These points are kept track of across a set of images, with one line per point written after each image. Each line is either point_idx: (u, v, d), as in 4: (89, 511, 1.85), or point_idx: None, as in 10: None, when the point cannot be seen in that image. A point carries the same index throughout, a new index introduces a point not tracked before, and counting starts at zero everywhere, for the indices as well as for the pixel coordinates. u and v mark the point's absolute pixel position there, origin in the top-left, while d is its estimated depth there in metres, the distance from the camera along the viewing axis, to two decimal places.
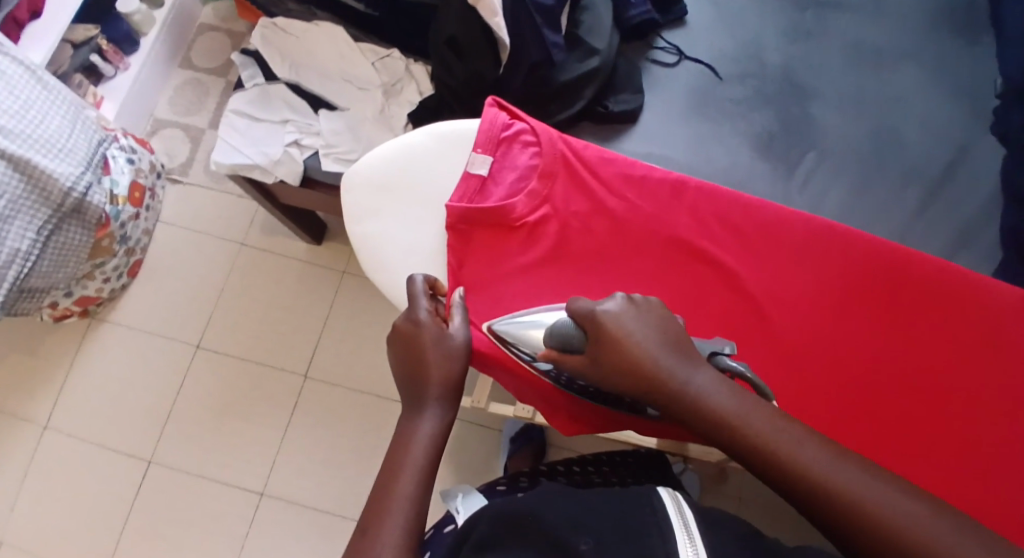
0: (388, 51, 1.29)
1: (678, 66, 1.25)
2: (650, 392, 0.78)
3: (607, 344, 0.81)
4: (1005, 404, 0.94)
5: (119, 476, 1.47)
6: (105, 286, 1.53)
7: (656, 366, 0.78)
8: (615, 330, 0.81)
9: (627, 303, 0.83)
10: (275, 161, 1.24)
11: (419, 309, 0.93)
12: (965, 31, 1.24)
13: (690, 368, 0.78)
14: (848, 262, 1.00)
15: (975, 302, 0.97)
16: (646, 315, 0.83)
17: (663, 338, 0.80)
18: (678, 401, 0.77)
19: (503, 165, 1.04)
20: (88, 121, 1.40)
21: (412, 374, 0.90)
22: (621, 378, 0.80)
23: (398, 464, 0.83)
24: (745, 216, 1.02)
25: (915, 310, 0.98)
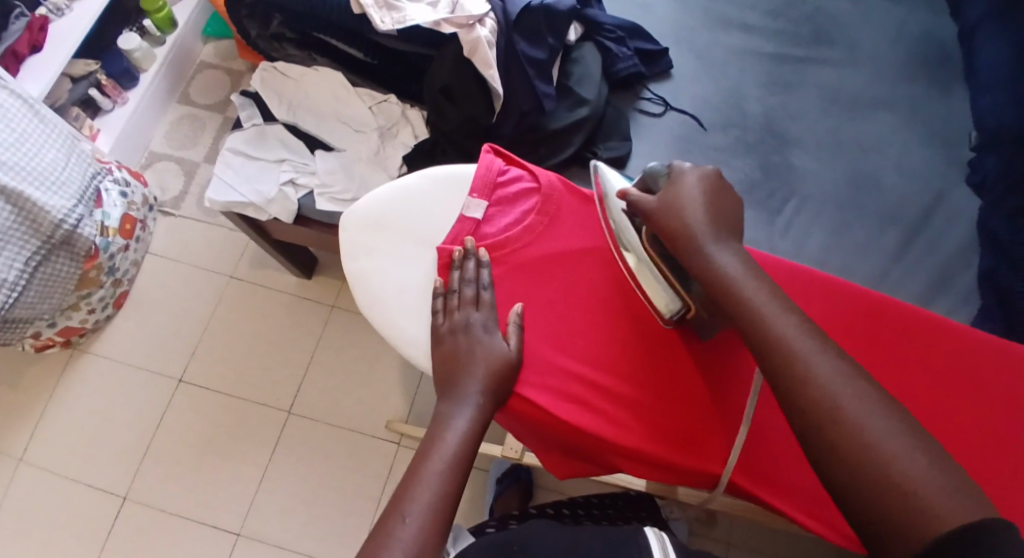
0: (385, 96, 1.33)
1: (663, 116, 1.30)
2: (676, 235, 0.91)
3: (673, 189, 0.93)
4: (994, 439, 0.97)
5: (95, 511, 1.45)
6: (90, 317, 1.53)
7: (695, 221, 0.90)
8: (685, 185, 0.93)
9: (714, 175, 0.94)
10: (268, 199, 1.27)
11: (469, 312, 0.99)
12: (938, 86, 1.31)
13: (719, 242, 0.89)
14: (832, 307, 1.03)
15: (954, 342, 1.01)
16: (719, 192, 0.93)
17: (718, 211, 0.91)
18: (692, 254, 0.90)
19: (498, 209, 1.07)
20: (83, 154, 1.42)
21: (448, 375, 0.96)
22: (659, 217, 0.93)
23: (428, 456, 0.89)
24: None
25: (900, 350, 1.01)
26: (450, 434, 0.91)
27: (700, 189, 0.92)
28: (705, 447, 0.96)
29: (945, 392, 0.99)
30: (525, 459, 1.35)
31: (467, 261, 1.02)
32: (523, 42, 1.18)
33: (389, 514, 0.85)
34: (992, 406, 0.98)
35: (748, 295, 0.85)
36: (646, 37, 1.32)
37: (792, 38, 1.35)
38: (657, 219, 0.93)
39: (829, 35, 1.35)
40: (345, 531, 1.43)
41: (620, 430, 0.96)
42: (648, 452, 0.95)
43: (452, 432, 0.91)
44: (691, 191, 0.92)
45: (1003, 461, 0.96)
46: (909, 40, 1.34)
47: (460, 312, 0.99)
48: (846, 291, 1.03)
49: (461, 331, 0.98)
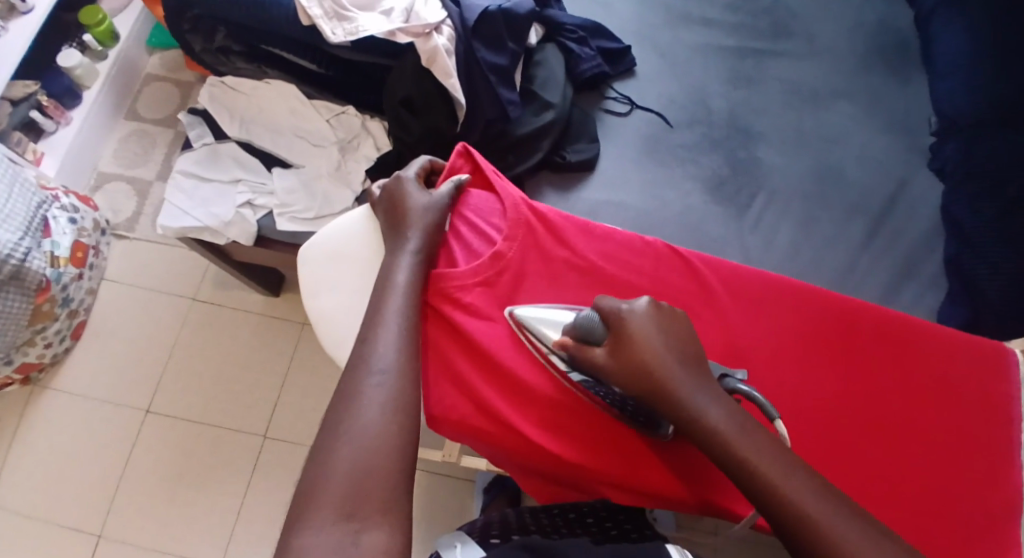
0: (343, 107, 1.27)
1: (630, 116, 1.27)
2: (655, 396, 0.86)
3: (626, 346, 0.87)
4: (965, 445, 0.96)
5: (65, 554, 1.40)
6: (48, 352, 1.47)
7: (666, 377, 0.85)
8: (637, 332, 0.87)
9: (652, 307, 0.90)
10: (225, 223, 1.22)
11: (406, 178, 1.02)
12: (899, 70, 1.29)
13: (698, 390, 0.85)
14: (810, 316, 1.00)
15: (929, 352, 0.99)
16: (666, 324, 0.89)
17: (676, 351, 0.87)
18: (682, 417, 0.85)
19: (465, 225, 1.03)
20: (27, 183, 1.36)
21: (393, 223, 0.99)
22: (630, 378, 0.87)
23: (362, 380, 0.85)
24: (711, 273, 1.02)
25: (877, 361, 0.98)
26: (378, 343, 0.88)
27: (652, 330, 0.88)
28: (689, 469, 0.95)
29: (920, 400, 0.97)
30: None
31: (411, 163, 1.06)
32: (484, 50, 1.13)
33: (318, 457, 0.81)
34: (971, 404, 0.98)
35: (758, 452, 0.82)
36: (607, 35, 1.28)
37: (753, 29, 1.32)
38: (629, 385, 0.87)
39: (789, 24, 1.32)
40: None
41: (601, 460, 0.94)
42: (631, 480, 0.94)
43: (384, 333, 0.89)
44: (647, 341, 0.87)
45: (979, 460, 0.96)
46: (868, 26, 1.32)
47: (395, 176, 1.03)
48: (822, 297, 1.01)
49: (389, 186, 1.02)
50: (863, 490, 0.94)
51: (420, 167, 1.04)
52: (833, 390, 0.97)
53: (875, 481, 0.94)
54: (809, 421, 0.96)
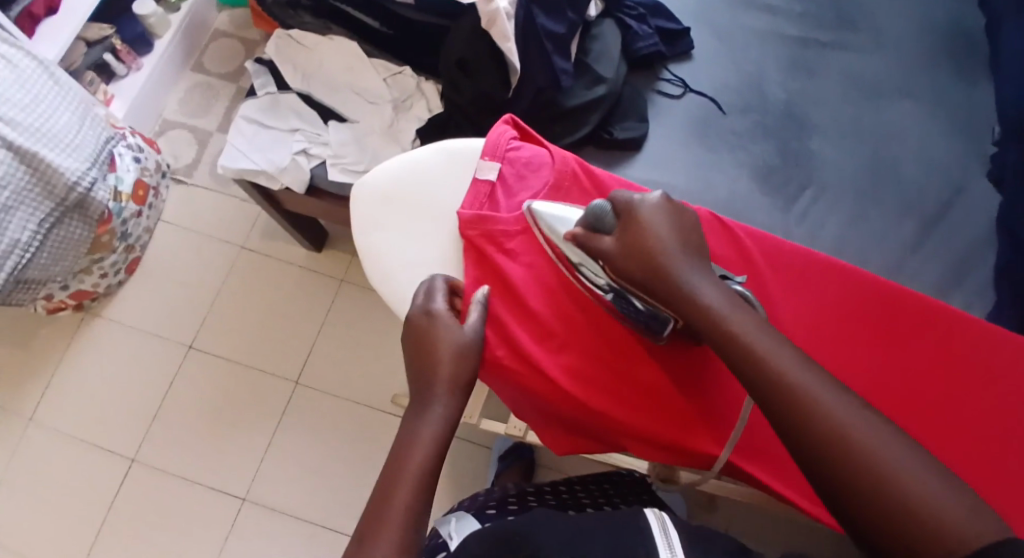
0: (400, 68, 1.31)
1: (683, 99, 1.28)
2: (649, 277, 0.86)
3: (630, 230, 0.88)
4: (1008, 433, 0.95)
5: (102, 473, 1.47)
6: (102, 282, 1.54)
7: (663, 260, 0.85)
8: (645, 219, 0.87)
9: (664, 200, 0.90)
10: (281, 168, 1.27)
11: (436, 303, 0.97)
12: (964, 73, 1.28)
13: (696, 275, 0.85)
14: (849, 295, 1.01)
15: (971, 338, 0.99)
16: (676, 215, 0.89)
17: (681, 239, 0.87)
18: (675, 296, 0.85)
19: (514, 174, 1.06)
20: (96, 119, 1.42)
21: (422, 363, 0.93)
22: (628, 258, 0.87)
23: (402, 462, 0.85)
24: (756, 244, 1.03)
25: (915, 344, 0.99)
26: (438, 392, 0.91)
27: (659, 219, 0.88)
28: (709, 426, 0.97)
29: (959, 385, 0.98)
30: (528, 438, 1.35)
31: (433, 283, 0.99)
32: (542, 16, 1.17)
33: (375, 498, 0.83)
34: (999, 390, 0.97)
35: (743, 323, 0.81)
36: (667, 16, 1.30)
37: (816, 21, 1.32)
38: (628, 265, 0.87)
39: (854, 18, 1.32)
40: (350, 502, 1.45)
41: (625, 408, 0.97)
42: (653, 431, 0.96)
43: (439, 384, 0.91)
44: (651, 227, 0.87)
45: (1008, 455, 0.95)
46: (935, 27, 1.31)
47: (423, 299, 0.97)
48: (855, 275, 1.02)
49: (417, 314, 0.96)
50: None
51: (443, 292, 0.98)
52: (859, 366, 0.99)
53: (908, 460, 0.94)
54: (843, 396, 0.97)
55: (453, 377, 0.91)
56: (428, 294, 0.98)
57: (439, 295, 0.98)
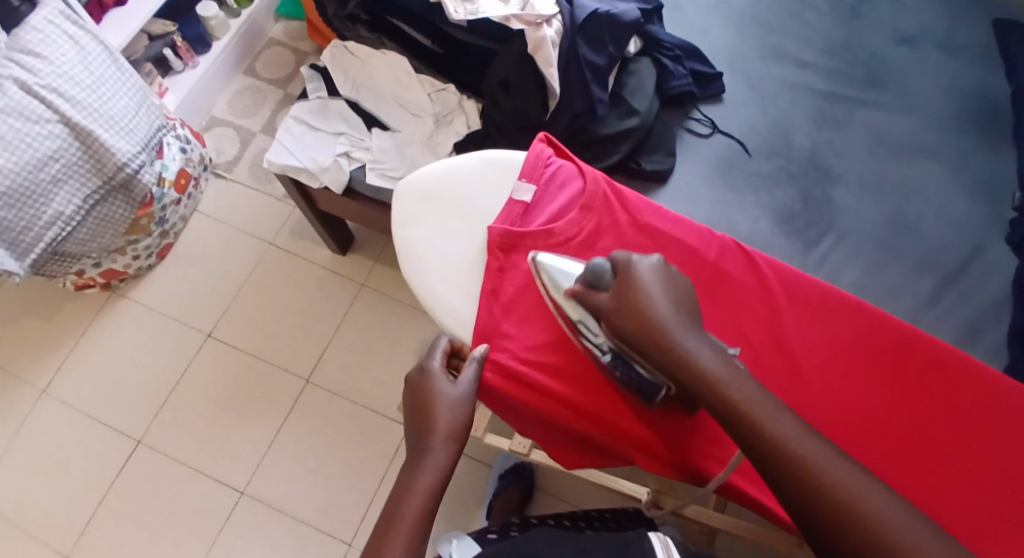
0: (444, 85, 1.38)
1: (711, 138, 1.34)
2: (647, 335, 0.89)
3: (628, 287, 0.91)
4: (1011, 481, 0.96)
5: (107, 450, 1.50)
6: (134, 264, 1.59)
7: (661, 319, 0.89)
8: (640, 280, 0.91)
9: (661, 265, 0.94)
10: (322, 167, 1.33)
11: (433, 360, 1.02)
12: (987, 140, 1.33)
13: (692, 337, 0.88)
14: (862, 332, 1.04)
15: (979, 384, 1.01)
16: (673, 281, 0.93)
17: (679, 303, 0.91)
18: (671, 356, 0.88)
19: (546, 194, 1.12)
20: (152, 107, 1.50)
21: (420, 419, 0.98)
22: (624, 316, 0.91)
23: (397, 513, 0.92)
24: (774, 274, 1.07)
25: (923, 384, 1.01)
26: (434, 448, 0.96)
27: (655, 282, 0.92)
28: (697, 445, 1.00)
29: (965, 429, 0.99)
30: (531, 455, 1.37)
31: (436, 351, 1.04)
32: (585, 47, 1.24)
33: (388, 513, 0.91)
34: (1001, 434, 0.99)
35: (738, 387, 0.84)
36: (702, 60, 1.37)
37: (846, 79, 1.39)
38: (625, 321, 0.90)
39: (881, 80, 1.39)
40: (347, 504, 1.46)
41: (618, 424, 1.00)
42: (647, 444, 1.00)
43: (437, 441, 0.96)
44: (649, 285, 0.91)
45: (1005, 500, 0.96)
46: (963, 94, 1.37)
47: (426, 355, 1.04)
48: (864, 311, 1.05)
49: (417, 371, 1.02)
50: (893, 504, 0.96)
51: (441, 351, 1.03)
52: (870, 399, 1.01)
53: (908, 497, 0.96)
54: (847, 428, 0.99)
55: (449, 430, 0.97)
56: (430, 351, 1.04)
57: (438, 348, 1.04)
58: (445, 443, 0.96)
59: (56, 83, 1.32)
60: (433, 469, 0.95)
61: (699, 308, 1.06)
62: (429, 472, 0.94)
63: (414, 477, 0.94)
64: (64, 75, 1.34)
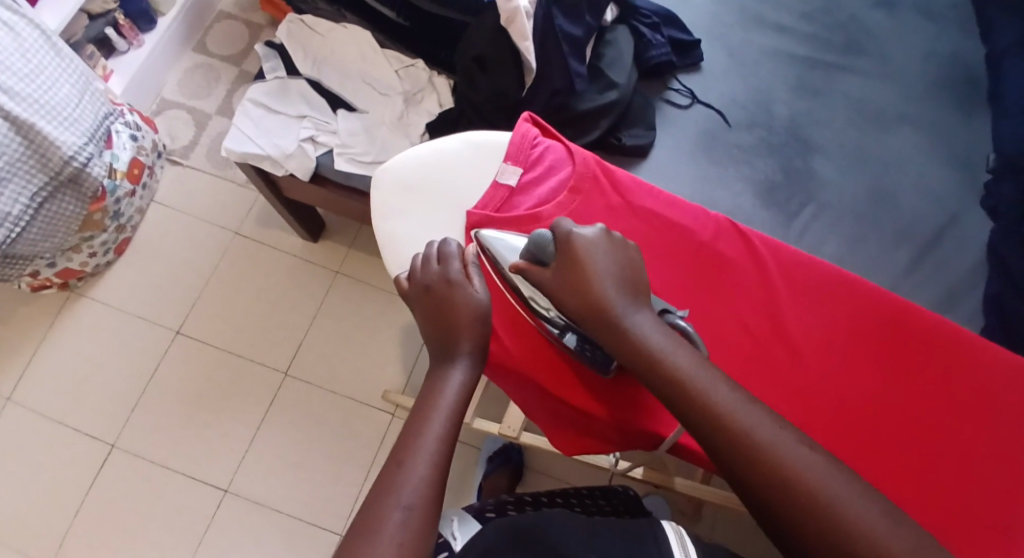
0: (413, 61, 1.32)
1: (689, 109, 1.30)
2: (590, 313, 0.86)
3: (571, 262, 0.87)
4: (1011, 452, 0.96)
5: (80, 457, 1.44)
6: (91, 261, 1.51)
7: (604, 298, 0.85)
8: (584, 253, 0.87)
9: (604, 236, 0.90)
10: (287, 154, 1.25)
11: (452, 270, 0.94)
12: (962, 104, 1.30)
13: (632, 311, 0.85)
14: (860, 310, 1.02)
15: (976, 356, 1.00)
16: (616, 251, 0.89)
17: (622, 276, 0.87)
18: (613, 332, 0.85)
19: (533, 177, 1.07)
20: (97, 94, 1.40)
21: (442, 328, 0.91)
22: (569, 294, 0.87)
23: (418, 433, 0.83)
24: (771, 254, 1.05)
25: (923, 358, 1.00)
26: (435, 416, 0.84)
27: (598, 254, 0.88)
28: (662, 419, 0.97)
29: (965, 401, 0.98)
30: (521, 439, 1.34)
31: (451, 260, 0.94)
32: (562, 18, 1.19)
33: (387, 463, 0.81)
34: (992, 425, 0.97)
35: (682, 363, 0.81)
36: (680, 27, 1.32)
37: (824, 43, 1.34)
38: (569, 296, 0.87)
39: (860, 43, 1.34)
40: (334, 497, 1.42)
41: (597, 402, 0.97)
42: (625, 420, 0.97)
43: (437, 413, 0.85)
44: (591, 259, 0.87)
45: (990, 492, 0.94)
46: (939, 57, 1.33)
47: (439, 265, 0.95)
48: (866, 294, 1.02)
49: (437, 282, 0.93)
50: (896, 481, 0.95)
51: (458, 255, 0.95)
52: (872, 382, 0.99)
53: (912, 474, 0.95)
54: (849, 409, 0.97)
55: (476, 340, 0.90)
56: (442, 259, 0.95)
57: (455, 249, 0.96)
58: (450, 410, 0.85)
59: None
60: (438, 435, 0.83)
61: (694, 294, 1.03)
62: (431, 446, 0.82)
63: (417, 439, 0.82)
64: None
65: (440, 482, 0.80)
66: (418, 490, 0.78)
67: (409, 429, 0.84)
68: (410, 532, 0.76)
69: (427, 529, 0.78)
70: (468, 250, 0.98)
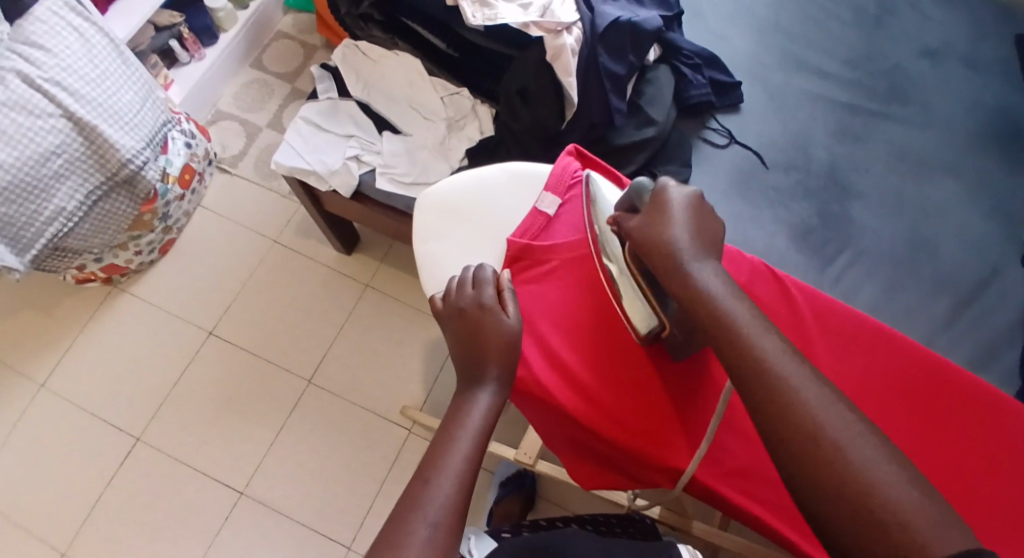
0: (458, 89, 1.35)
1: (726, 149, 1.32)
2: (659, 259, 0.85)
3: (656, 211, 0.88)
4: None
5: (107, 448, 1.48)
6: (136, 259, 1.56)
7: (675, 249, 0.84)
8: (667, 205, 0.87)
9: (695, 198, 0.89)
10: (331, 170, 1.30)
11: (485, 295, 0.96)
12: (1008, 160, 1.30)
13: (701, 264, 0.83)
14: (894, 363, 1.02)
15: (1006, 417, 0.99)
16: (702, 214, 0.88)
17: (700, 235, 0.86)
18: (675, 279, 0.83)
19: (571, 207, 1.09)
20: (157, 101, 1.46)
21: (472, 351, 0.94)
22: (644, 243, 0.87)
23: (445, 448, 0.85)
24: (805, 301, 1.06)
25: (951, 415, 0.99)
26: (463, 435, 0.87)
27: (681, 210, 0.87)
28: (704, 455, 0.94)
29: (994, 461, 0.97)
30: (536, 467, 1.35)
31: (484, 287, 0.97)
32: (606, 56, 1.22)
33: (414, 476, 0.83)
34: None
35: None
36: (722, 69, 1.35)
37: (866, 92, 1.36)
38: (644, 242, 0.87)
39: (904, 95, 1.36)
40: (348, 507, 1.44)
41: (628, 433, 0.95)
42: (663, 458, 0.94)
43: (465, 432, 0.87)
44: (673, 212, 0.87)
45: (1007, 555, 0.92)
46: (983, 112, 1.34)
47: (473, 289, 0.97)
48: (901, 347, 1.02)
49: (470, 305, 0.96)
50: None
51: (492, 283, 0.97)
52: (902, 435, 0.99)
53: None
54: None
55: (505, 364, 0.93)
56: (477, 284, 0.98)
57: (490, 275, 0.99)
58: (477, 428, 0.88)
59: (59, 76, 1.29)
60: (465, 452, 0.85)
61: None
62: (457, 462, 0.84)
63: (445, 455, 0.85)
64: (67, 67, 1.30)
65: (466, 496, 0.82)
66: (444, 504, 0.81)
67: (436, 447, 0.86)
68: (436, 543, 0.78)
69: (452, 537, 0.80)
70: (503, 274, 1.01)
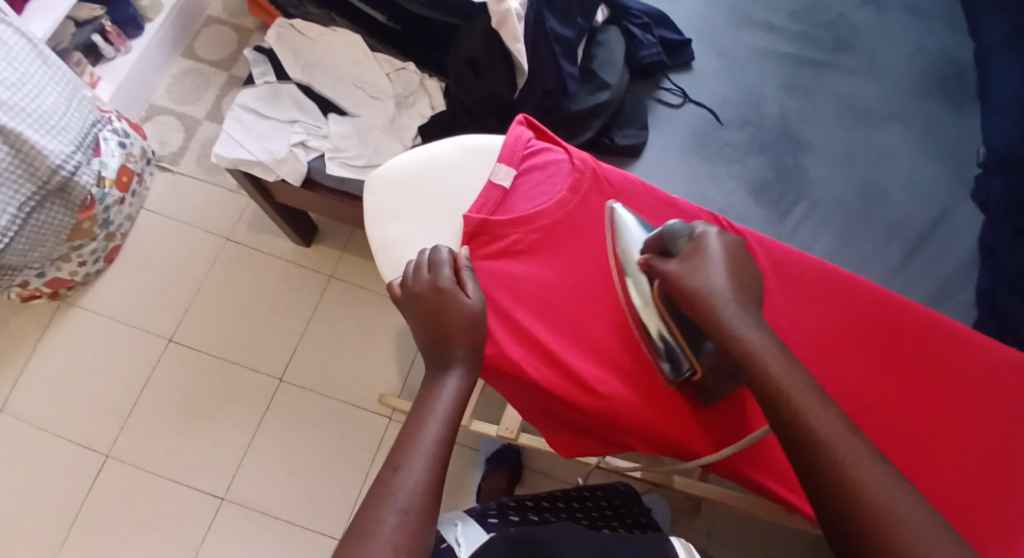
0: (404, 64, 1.31)
1: (681, 108, 1.30)
2: (699, 309, 0.84)
3: (695, 259, 0.87)
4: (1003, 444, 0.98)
5: (74, 467, 1.43)
6: (81, 270, 1.49)
7: (716, 299, 0.84)
8: (705, 254, 0.87)
9: (731, 244, 0.88)
10: (278, 159, 1.24)
11: (442, 277, 0.93)
12: (952, 101, 1.30)
13: (741, 316, 0.83)
14: (856, 311, 1.02)
15: (967, 353, 1.00)
16: (740, 260, 0.88)
17: (739, 282, 0.86)
18: (717, 334, 0.83)
19: (525, 178, 1.06)
20: (84, 101, 1.38)
21: (434, 333, 0.91)
22: (681, 295, 0.86)
23: (415, 434, 0.83)
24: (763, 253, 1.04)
25: (914, 356, 1.00)
26: (433, 420, 0.84)
27: (720, 258, 0.87)
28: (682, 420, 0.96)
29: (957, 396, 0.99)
30: (519, 439, 1.34)
31: (442, 268, 0.94)
32: (552, 19, 1.19)
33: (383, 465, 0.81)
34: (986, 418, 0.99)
35: None
36: (670, 27, 1.32)
37: (813, 42, 1.35)
38: (683, 292, 0.86)
39: (849, 42, 1.35)
40: (331, 502, 1.42)
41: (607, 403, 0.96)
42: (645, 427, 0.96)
43: (434, 417, 0.85)
44: (711, 259, 0.86)
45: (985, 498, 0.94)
46: (926, 54, 1.34)
47: (429, 271, 0.94)
48: (861, 294, 1.02)
49: (427, 289, 0.93)
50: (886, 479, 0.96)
51: (449, 265, 0.94)
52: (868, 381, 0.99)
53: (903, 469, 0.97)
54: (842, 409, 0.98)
55: (471, 344, 0.90)
56: (433, 267, 0.95)
57: (447, 256, 0.96)
58: (446, 414, 0.85)
59: None
60: (434, 438, 0.83)
61: None
62: (426, 451, 0.81)
63: (415, 443, 0.82)
64: None
65: (438, 484, 0.80)
66: (417, 493, 0.78)
67: (405, 435, 0.83)
68: (406, 532, 0.76)
69: (422, 525, 0.78)
70: (459, 253, 0.98)
